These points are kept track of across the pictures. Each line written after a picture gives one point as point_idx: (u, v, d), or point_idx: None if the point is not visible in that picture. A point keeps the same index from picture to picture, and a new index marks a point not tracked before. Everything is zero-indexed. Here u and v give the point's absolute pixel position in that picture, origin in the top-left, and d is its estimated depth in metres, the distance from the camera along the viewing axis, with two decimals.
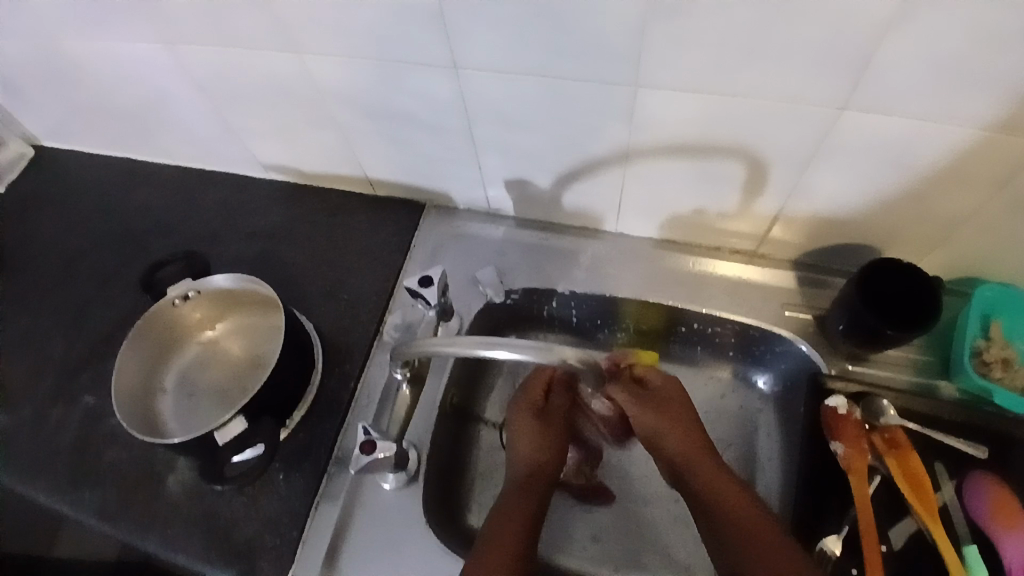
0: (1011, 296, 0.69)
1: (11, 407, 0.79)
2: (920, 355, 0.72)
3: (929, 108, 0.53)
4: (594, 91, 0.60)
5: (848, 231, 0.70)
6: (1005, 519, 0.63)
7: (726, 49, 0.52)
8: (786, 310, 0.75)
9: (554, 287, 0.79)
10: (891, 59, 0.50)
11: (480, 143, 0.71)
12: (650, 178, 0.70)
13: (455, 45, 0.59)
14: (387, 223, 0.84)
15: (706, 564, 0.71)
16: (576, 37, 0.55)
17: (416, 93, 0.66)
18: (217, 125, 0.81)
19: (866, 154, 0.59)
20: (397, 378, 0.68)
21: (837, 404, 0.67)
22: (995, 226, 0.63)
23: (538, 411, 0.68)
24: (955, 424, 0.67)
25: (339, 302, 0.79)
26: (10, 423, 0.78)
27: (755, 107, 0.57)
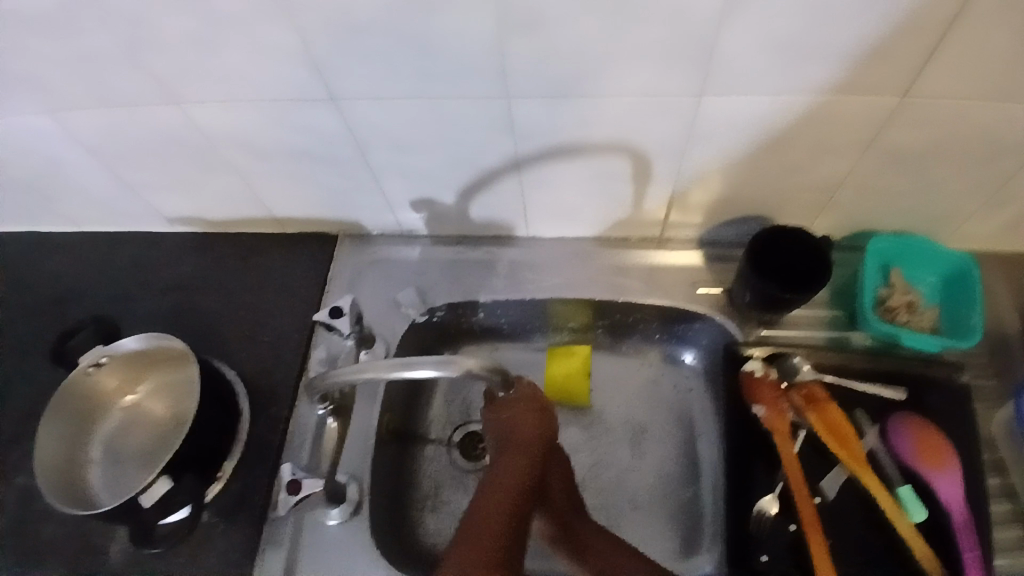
0: (904, 244, 0.72)
1: None
2: (828, 310, 0.75)
3: (782, 83, 0.56)
4: (473, 106, 0.61)
5: (743, 203, 0.72)
6: (928, 453, 0.65)
7: (583, 55, 0.54)
8: (699, 287, 0.77)
9: (476, 298, 0.80)
10: (735, 42, 0.52)
11: (378, 170, 0.71)
12: (549, 182, 0.71)
13: (329, 79, 0.59)
14: (302, 259, 0.83)
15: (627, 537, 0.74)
16: (440, 59, 0.56)
17: (306, 130, 0.66)
18: (116, 186, 0.80)
19: (740, 132, 0.62)
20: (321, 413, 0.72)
21: (753, 369, 0.69)
22: (869, 180, 0.67)
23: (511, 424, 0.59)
24: (866, 371, 0.70)
25: (260, 345, 0.78)
26: None
27: (625, 103, 0.59)
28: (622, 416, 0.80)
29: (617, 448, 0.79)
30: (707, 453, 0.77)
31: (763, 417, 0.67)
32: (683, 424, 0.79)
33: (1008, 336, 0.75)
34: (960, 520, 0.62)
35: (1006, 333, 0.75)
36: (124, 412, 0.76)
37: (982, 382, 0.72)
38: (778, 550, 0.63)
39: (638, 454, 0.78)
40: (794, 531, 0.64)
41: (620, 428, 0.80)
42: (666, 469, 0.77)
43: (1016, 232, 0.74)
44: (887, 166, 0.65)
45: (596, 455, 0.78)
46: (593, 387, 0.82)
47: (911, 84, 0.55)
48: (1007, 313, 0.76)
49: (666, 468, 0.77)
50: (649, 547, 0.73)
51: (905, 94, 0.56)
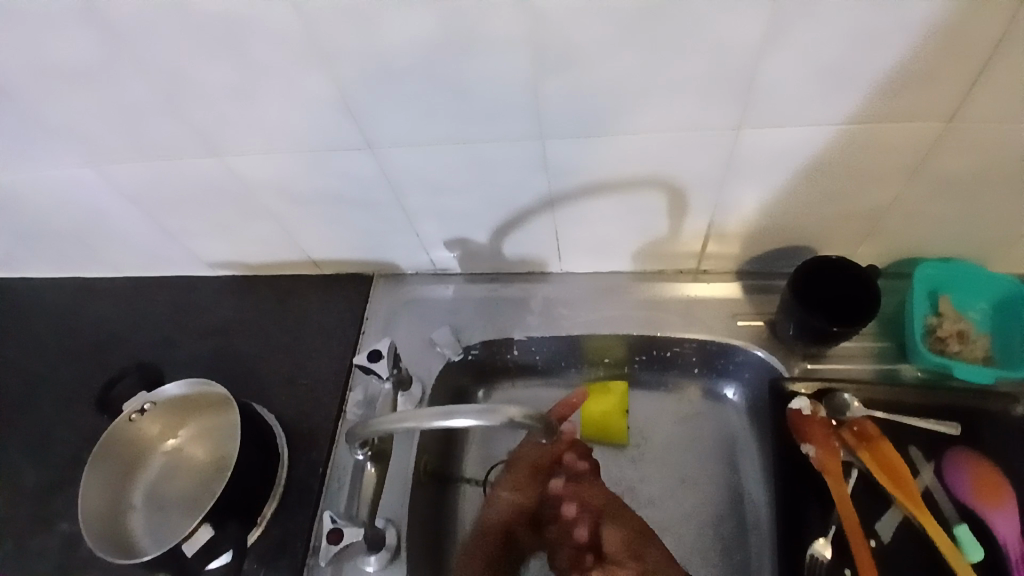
0: (955, 270, 0.71)
1: None
2: (875, 342, 0.72)
3: (819, 113, 0.55)
4: (506, 148, 0.61)
5: (783, 233, 0.71)
6: (984, 487, 0.63)
7: (617, 94, 0.54)
8: (738, 319, 0.76)
9: (510, 336, 0.79)
10: (770, 76, 0.52)
11: (412, 212, 0.72)
12: (582, 219, 0.71)
13: (365, 127, 0.60)
14: (337, 300, 0.84)
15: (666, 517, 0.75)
16: (474, 104, 0.57)
17: (341, 176, 0.67)
18: (158, 233, 0.82)
19: (774, 165, 0.61)
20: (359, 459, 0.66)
21: (802, 405, 0.67)
22: (914, 208, 0.65)
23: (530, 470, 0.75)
24: (922, 406, 0.66)
25: (298, 387, 0.78)
26: None
27: (659, 140, 0.59)
28: (669, 399, 0.82)
29: (662, 424, 0.81)
30: (753, 492, 0.75)
31: (813, 458, 0.65)
32: (726, 461, 0.77)
33: None
34: (1020, 560, 0.59)
35: None
36: (167, 457, 0.77)
37: None
38: None
39: (676, 432, 0.80)
40: None
41: (665, 409, 0.81)
42: (715, 500, 0.75)
43: None
44: (931, 194, 0.63)
45: (643, 457, 0.79)
46: (632, 424, 0.81)
47: (955, 111, 0.54)
48: None
49: (712, 501, 0.76)
50: (686, 525, 0.75)
51: (948, 120, 0.55)
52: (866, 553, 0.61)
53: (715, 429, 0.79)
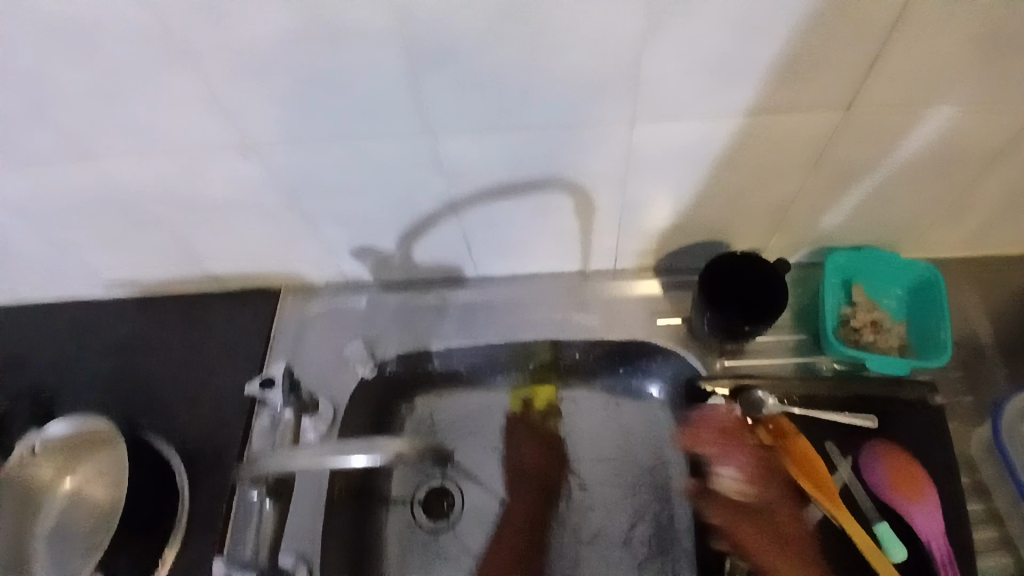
0: (865, 258, 0.70)
1: None
2: (792, 334, 0.72)
3: (714, 106, 0.53)
4: (397, 147, 0.58)
5: (696, 228, 0.69)
6: (903, 484, 0.62)
7: (503, 91, 0.51)
8: (658, 318, 0.74)
9: (428, 345, 0.76)
10: (659, 67, 0.49)
11: (310, 219, 0.68)
12: (489, 222, 0.68)
13: (239, 126, 0.56)
14: (244, 315, 0.79)
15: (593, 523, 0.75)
16: (354, 102, 0.53)
17: (225, 180, 0.62)
18: (41, 253, 0.75)
19: (676, 160, 0.59)
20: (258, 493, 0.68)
21: (717, 404, 0.67)
22: (821, 198, 0.64)
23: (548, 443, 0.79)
24: (836, 399, 0.67)
25: (200, 413, 0.73)
26: None
27: (555, 137, 0.56)
28: (591, 397, 0.81)
29: (584, 422, 0.80)
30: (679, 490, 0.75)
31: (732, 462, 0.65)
32: (657, 473, 0.76)
33: (982, 349, 0.72)
34: (942, 556, 0.59)
35: (976, 344, 0.72)
36: (62, 499, 0.71)
37: (958, 400, 0.69)
38: None
39: (600, 431, 0.79)
40: None
41: (589, 406, 0.80)
42: (638, 539, 0.74)
43: (980, 240, 0.71)
44: (835, 184, 0.62)
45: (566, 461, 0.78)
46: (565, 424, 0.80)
47: (853, 98, 0.52)
48: (978, 325, 0.73)
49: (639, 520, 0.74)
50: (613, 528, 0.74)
51: (849, 109, 0.53)
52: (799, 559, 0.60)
53: (638, 424, 0.79)
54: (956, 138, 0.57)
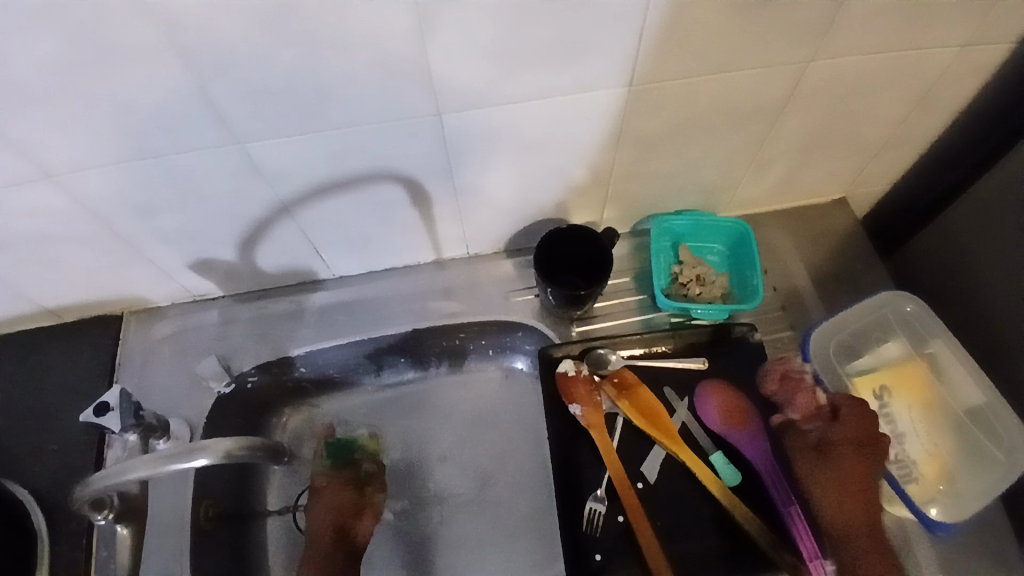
0: (686, 220, 0.77)
1: None
2: (634, 296, 0.77)
3: (508, 92, 0.56)
4: (208, 160, 0.57)
5: (530, 207, 0.73)
6: (731, 419, 0.69)
7: (300, 92, 0.52)
8: (511, 296, 0.78)
9: (288, 352, 0.76)
10: (444, 59, 0.52)
11: (137, 240, 0.66)
12: (327, 221, 0.69)
13: (33, 156, 0.54)
14: (86, 348, 0.75)
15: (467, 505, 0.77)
16: (149, 118, 0.52)
17: (32, 214, 0.60)
18: None
19: (488, 145, 0.62)
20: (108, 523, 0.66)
21: (567, 368, 0.70)
22: (635, 166, 0.69)
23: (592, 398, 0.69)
24: (673, 349, 0.73)
25: (48, 454, 0.70)
26: None
27: (366, 134, 0.58)
28: (463, 380, 0.83)
29: (459, 404, 0.82)
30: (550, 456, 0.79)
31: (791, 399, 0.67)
32: (539, 448, 0.79)
33: (797, 288, 0.80)
34: (771, 476, 0.66)
35: (793, 284, 0.80)
36: None
37: (780, 336, 0.77)
38: (610, 546, 0.63)
39: (470, 409, 0.81)
40: (624, 522, 0.64)
41: (461, 389, 0.82)
42: (516, 510, 0.76)
43: (781, 190, 0.80)
44: (641, 151, 0.67)
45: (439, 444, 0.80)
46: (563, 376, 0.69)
47: (631, 76, 0.57)
48: (794, 266, 0.82)
49: (529, 499, 0.77)
50: (490, 505, 0.77)
51: (630, 85, 0.58)
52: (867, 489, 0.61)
53: (511, 401, 0.82)
54: (737, 99, 0.63)
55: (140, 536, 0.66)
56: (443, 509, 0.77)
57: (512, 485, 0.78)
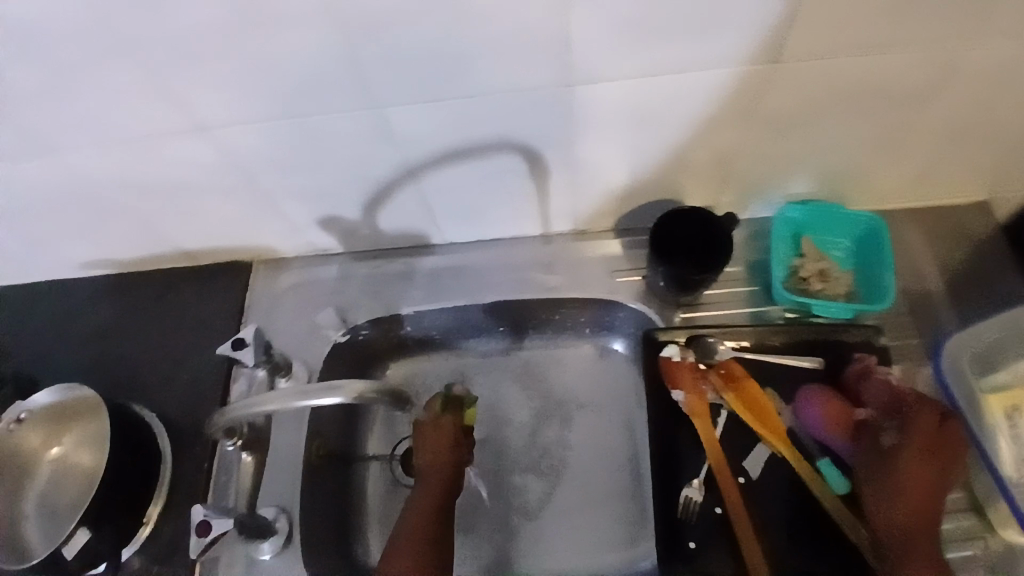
0: (813, 211, 0.73)
1: None
2: (747, 286, 0.74)
3: (644, 67, 0.55)
4: (345, 122, 0.60)
5: (648, 186, 0.71)
6: (839, 425, 0.64)
7: (440, 60, 0.53)
8: (617, 276, 0.77)
9: (398, 311, 0.79)
10: (585, 32, 0.51)
11: (273, 194, 0.70)
12: (447, 187, 0.70)
13: (195, 109, 0.58)
14: (218, 290, 0.81)
15: (559, 480, 0.77)
16: (301, 78, 0.55)
17: (187, 163, 0.65)
18: (13, 239, 0.77)
19: (616, 121, 0.61)
20: (234, 449, 0.71)
21: (671, 352, 0.68)
22: (765, 148, 0.66)
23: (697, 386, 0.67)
24: (788, 346, 0.69)
25: (181, 383, 0.76)
26: None
27: (498, 103, 0.58)
28: (558, 356, 0.83)
29: (554, 378, 0.82)
30: (642, 438, 0.78)
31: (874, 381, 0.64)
32: (629, 432, 0.79)
33: (928, 294, 0.75)
34: None
35: (925, 289, 0.75)
36: (52, 468, 0.74)
37: (906, 343, 0.72)
38: (705, 535, 0.62)
39: (564, 385, 0.82)
40: (721, 513, 0.63)
41: (556, 364, 0.83)
42: (606, 488, 0.76)
43: (921, 186, 0.74)
44: (774, 133, 0.64)
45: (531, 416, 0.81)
46: (668, 363, 0.68)
47: (776, 52, 0.55)
48: (928, 270, 0.76)
49: (613, 482, 0.77)
50: (581, 480, 0.77)
51: (774, 61, 0.55)
52: (930, 506, 0.57)
53: (605, 380, 0.81)
54: (888, 80, 0.58)
55: (259, 465, 0.71)
56: (537, 483, 0.77)
57: (603, 463, 0.78)
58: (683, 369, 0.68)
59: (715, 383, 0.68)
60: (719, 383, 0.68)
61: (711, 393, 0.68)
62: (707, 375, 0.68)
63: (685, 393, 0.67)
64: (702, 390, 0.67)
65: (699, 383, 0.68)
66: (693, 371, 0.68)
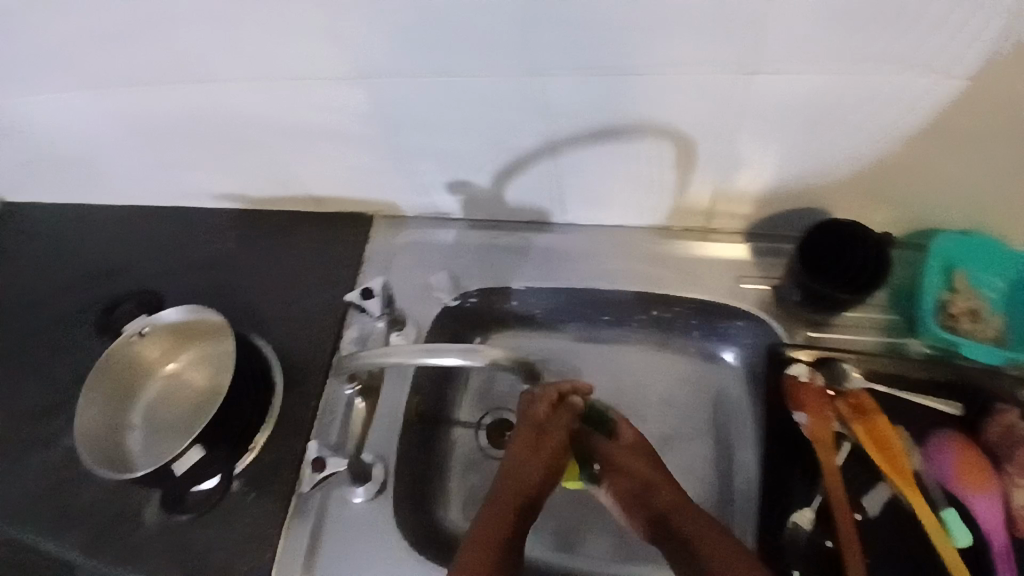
0: (976, 244, 0.66)
1: None
2: (885, 314, 0.69)
3: (836, 61, 0.51)
4: (505, 86, 0.59)
5: (796, 195, 0.67)
6: (969, 479, 0.61)
7: (623, 27, 0.51)
8: (743, 282, 0.73)
9: (508, 285, 0.78)
10: (787, 13, 0.48)
11: (412, 151, 0.70)
12: (585, 167, 0.69)
13: (362, 54, 0.58)
14: (337, 239, 0.83)
15: None
16: (474, 32, 0.54)
17: (338, 108, 0.65)
18: (157, 161, 0.80)
19: (786, 119, 0.57)
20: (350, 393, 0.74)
21: (798, 373, 0.66)
22: (935, 170, 0.61)
23: (823, 412, 0.65)
24: (925, 383, 0.66)
25: (293, 323, 0.78)
26: None
27: (668, 82, 0.55)
28: (662, 355, 0.80)
29: (656, 378, 0.79)
30: (744, 456, 0.73)
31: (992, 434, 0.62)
32: (723, 448, 0.74)
33: None
34: (999, 550, 0.59)
35: None
36: (162, 385, 0.78)
37: None
38: (812, 565, 0.60)
39: (664, 386, 0.79)
40: (831, 547, 0.61)
41: (661, 363, 0.80)
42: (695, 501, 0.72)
43: None
44: (952, 154, 0.58)
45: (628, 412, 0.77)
46: (795, 383, 0.66)
47: (988, 63, 0.50)
48: None
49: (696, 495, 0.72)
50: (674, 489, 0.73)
51: (982, 76, 0.51)
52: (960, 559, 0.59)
53: (711, 389, 0.77)
54: None
55: (370, 411, 0.73)
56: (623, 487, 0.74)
57: (696, 474, 0.74)
58: (811, 393, 0.65)
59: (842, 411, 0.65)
60: (846, 412, 0.65)
61: (836, 421, 0.65)
62: (835, 401, 0.65)
63: (809, 416, 0.65)
64: (827, 417, 0.65)
65: (825, 409, 0.65)
66: (820, 396, 0.65)
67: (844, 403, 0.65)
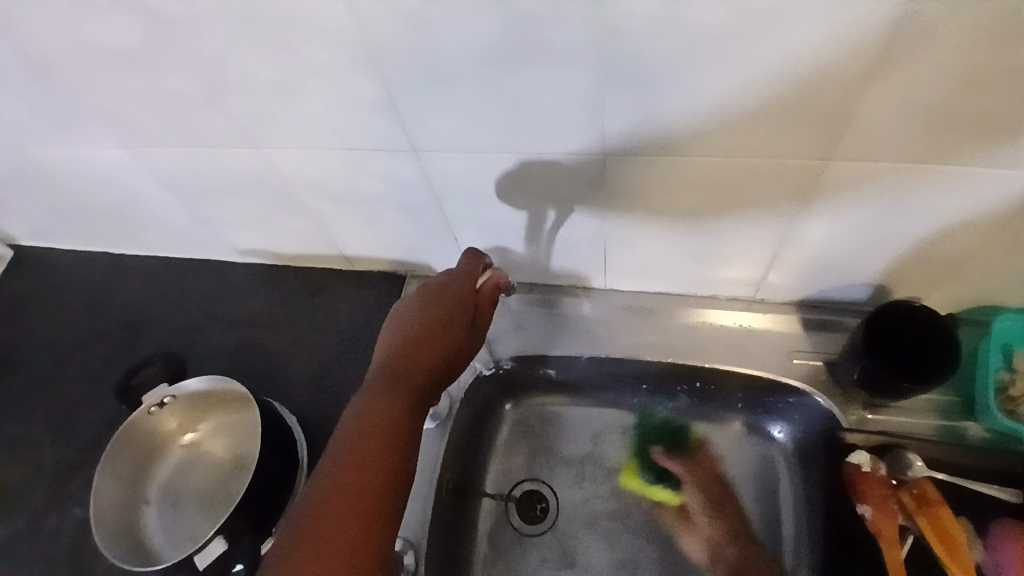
0: None
1: (6, 517, 0.75)
2: (941, 396, 0.67)
3: (918, 155, 0.49)
4: (562, 164, 0.57)
5: (853, 271, 0.65)
6: None
7: (694, 113, 0.49)
8: (794, 357, 0.71)
9: (547, 353, 0.76)
10: (873, 108, 0.45)
11: (455, 219, 0.68)
12: (635, 239, 0.67)
13: (413, 129, 0.56)
14: (368, 300, 0.80)
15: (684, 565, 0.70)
16: (535, 113, 0.52)
17: (383, 176, 0.63)
18: (191, 218, 0.78)
19: (854, 205, 0.55)
20: None
21: (860, 462, 0.65)
22: (1008, 259, 0.58)
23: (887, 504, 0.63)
24: (984, 470, 0.63)
25: (322, 389, 0.75)
26: (4, 537, 0.74)
27: (736, 166, 0.53)
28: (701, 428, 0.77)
29: (696, 450, 0.76)
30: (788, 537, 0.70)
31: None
32: (769, 529, 0.71)
33: None
34: None
35: None
36: (182, 454, 0.74)
37: None
38: None
39: (703, 458, 0.75)
40: None
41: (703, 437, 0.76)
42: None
43: None
44: None
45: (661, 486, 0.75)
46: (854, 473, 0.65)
47: None
48: None
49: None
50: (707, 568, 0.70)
51: None
52: None
53: (756, 464, 0.74)
54: None
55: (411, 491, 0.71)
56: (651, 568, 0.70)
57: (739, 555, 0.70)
58: (873, 484, 0.64)
59: (905, 501, 0.63)
60: (910, 503, 0.63)
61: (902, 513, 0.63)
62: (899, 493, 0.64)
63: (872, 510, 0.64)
64: (892, 509, 0.63)
65: (890, 501, 0.64)
66: (883, 488, 0.64)
67: (908, 495, 0.63)
